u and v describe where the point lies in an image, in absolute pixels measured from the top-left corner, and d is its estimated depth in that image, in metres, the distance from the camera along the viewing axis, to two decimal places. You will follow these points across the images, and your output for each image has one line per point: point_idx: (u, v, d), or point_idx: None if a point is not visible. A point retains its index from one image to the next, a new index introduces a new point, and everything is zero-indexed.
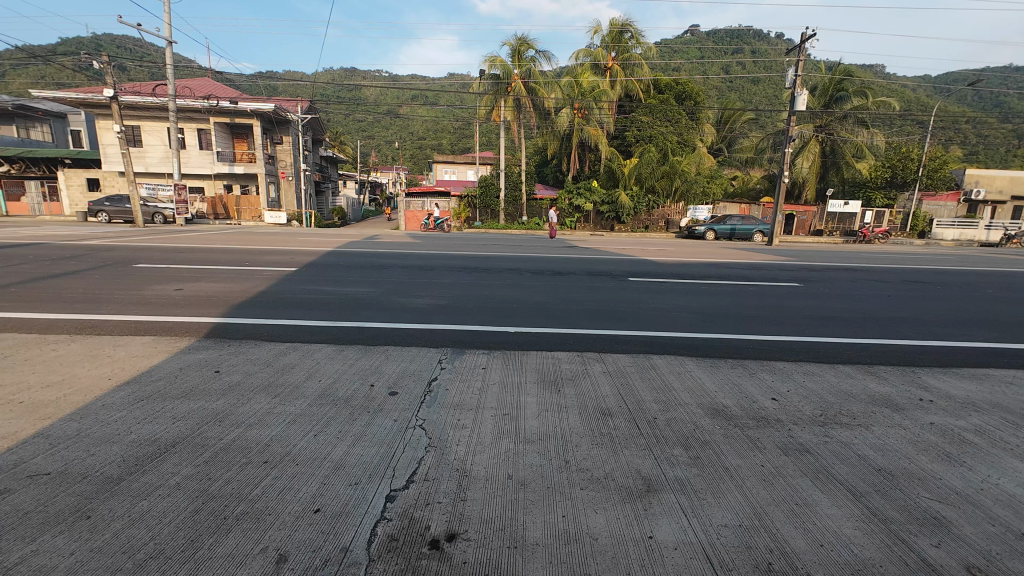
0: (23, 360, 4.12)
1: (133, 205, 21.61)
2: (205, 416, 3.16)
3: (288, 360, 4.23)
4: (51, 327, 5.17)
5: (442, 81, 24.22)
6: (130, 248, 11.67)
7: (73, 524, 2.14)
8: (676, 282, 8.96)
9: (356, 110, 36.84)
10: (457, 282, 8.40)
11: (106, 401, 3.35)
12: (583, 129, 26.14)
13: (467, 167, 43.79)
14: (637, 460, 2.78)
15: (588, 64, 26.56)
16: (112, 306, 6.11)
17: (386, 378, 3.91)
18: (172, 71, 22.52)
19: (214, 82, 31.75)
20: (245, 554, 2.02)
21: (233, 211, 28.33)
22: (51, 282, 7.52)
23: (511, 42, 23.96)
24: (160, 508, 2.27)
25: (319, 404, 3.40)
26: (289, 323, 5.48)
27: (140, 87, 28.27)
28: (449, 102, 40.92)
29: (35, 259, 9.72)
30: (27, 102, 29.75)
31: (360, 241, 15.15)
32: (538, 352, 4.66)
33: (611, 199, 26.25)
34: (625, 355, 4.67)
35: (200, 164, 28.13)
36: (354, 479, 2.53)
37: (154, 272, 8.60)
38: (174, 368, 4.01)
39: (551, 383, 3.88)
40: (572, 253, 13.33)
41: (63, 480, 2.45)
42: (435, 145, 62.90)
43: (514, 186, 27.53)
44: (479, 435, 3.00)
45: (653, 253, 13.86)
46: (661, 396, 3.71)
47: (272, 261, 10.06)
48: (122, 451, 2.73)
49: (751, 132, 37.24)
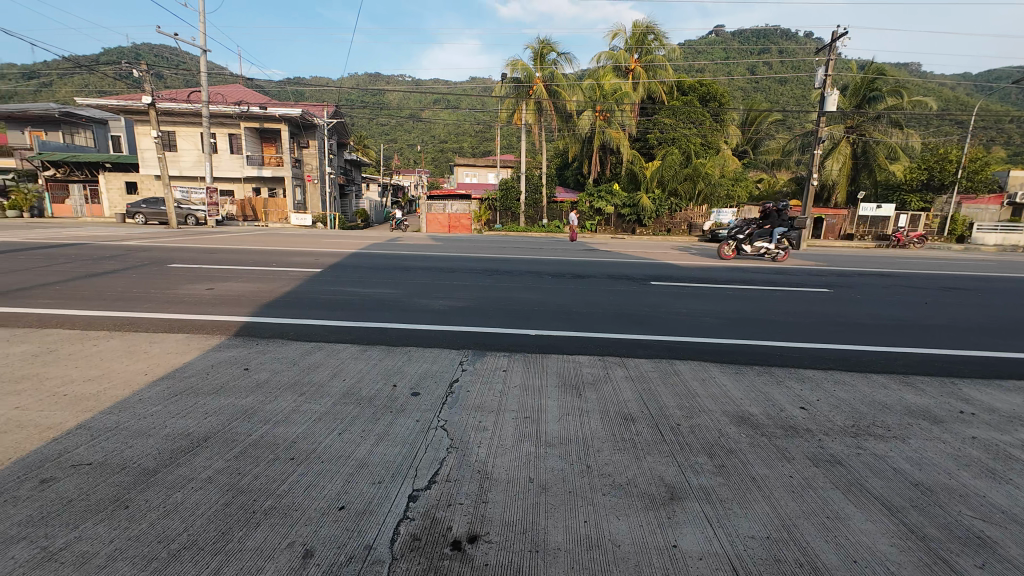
0: (67, 355, 4.33)
1: (168, 207, 22.56)
2: (335, 415, 3.26)
3: (313, 360, 4.32)
4: (92, 324, 5.41)
5: (463, 84, 23.93)
6: (165, 248, 12.14)
7: (51, 512, 2.22)
8: (699, 286, 8.81)
9: (380, 113, 37.61)
10: (478, 284, 8.47)
11: (144, 395, 3.50)
12: (605, 131, 25.93)
13: (488, 170, 44.24)
14: (659, 466, 2.74)
15: (610, 67, 26.42)
16: (151, 304, 6.39)
17: (408, 378, 3.96)
18: (206, 78, 23.30)
19: (245, 88, 32.76)
20: (273, 547, 2.07)
21: (261, 213, 29.17)
22: (93, 281, 7.87)
23: (533, 45, 24.04)
24: (193, 501, 2.35)
25: (414, 402, 3.51)
26: (353, 323, 5.63)
27: (173, 94, 29.47)
28: (471, 105, 41.38)
29: (78, 259, 10.22)
30: (73, 110, 31.37)
31: (385, 243, 15.32)
32: (559, 355, 4.66)
33: (632, 202, 26.04)
34: (647, 359, 4.62)
35: (231, 168, 28.88)
36: (480, 472, 2.64)
37: (190, 271, 8.92)
38: (206, 366, 4.13)
39: (572, 386, 3.87)
40: (589, 256, 13.26)
41: (104, 470, 2.56)
42: (456, 149, 63.75)
43: (535, 189, 27.40)
44: (500, 437, 3.02)
45: (677, 256, 13.66)
46: (685, 402, 3.64)
47: (296, 262, 10.32)
48: (158, 444, 2.83)
49: (778, 134, 36.37)
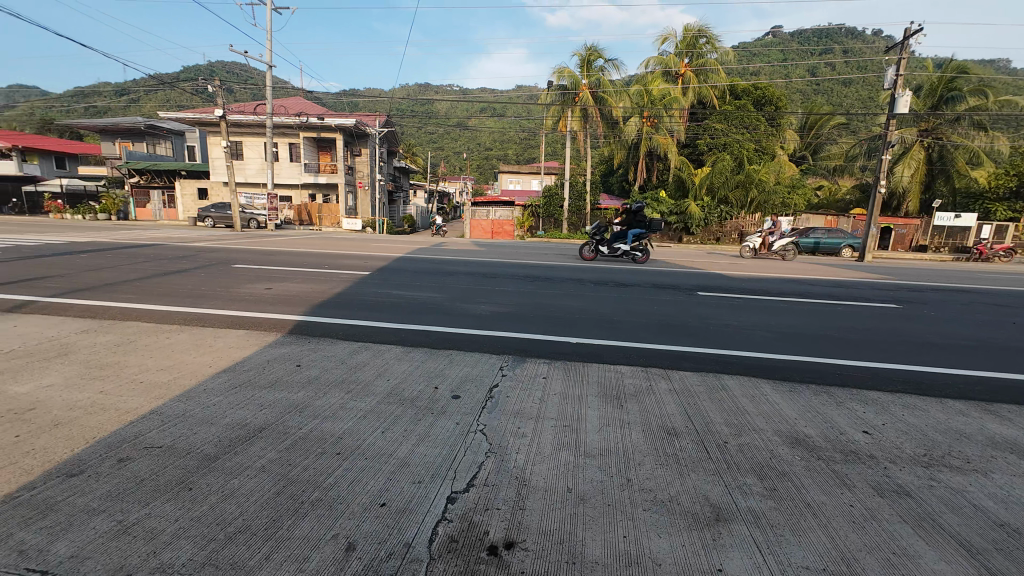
0: (144, 345, 4.75)
1: (234, 212, 24.23)
2: (375, 413, 3.37)
3: (359, 359, 4.49)
4: (167, 318, 5.91)
5: (509, 92, 24.19)
6: (230, 250, 13.03)
7: (129, 489, 2.44)
8: (750, 298, 8.39)
9: (428, 122, 38.77)
10: (519, 290, 8.50)
11: (209, 385, 3.78)
12: (652, 137, 25.37)
13: (532, 177, 44.45)
14: (705, 485, 2.62)
15: (658, 72, 26.05)
16: (218, 301, 6.89)
17: (449, 381, 4.02)
18: (271, 92, 24.97)
19: (305, 100, 34.78)
20: (318, 539, 2.16)
21: (315, 218, 30.91)
22: (167, 279, 8.59)
23: (579, 52, 24.05)
24: (248, 487, 2.50)
25: (454, 404, 3.57)
26: (395, 325, 5.81)
27: (243, 107, 31.76)
28: (517, 113, 41.78)
29: (156, 258, 11.20)
30: (156, 122, 34.44)
31: (431, 248, 15.74)
32: (601, 364, 4.58)
33: (679, 210, 25.29)
34: (693, 373, 4.45)
35: (291, 175, 30.88)
36: (518, 479, 2.63)
37: (251, 272, 9.54)
38: (263, 361, 4.40)
39: (613, 398, 3.78)
40: (633, 264, 13.00)
41: (172, 453, 2.78)
42: (501, 156, 64.52)
43: (578, 197, 27.24)
44: (539, 445, 3.00)
45: (726, 266, 13.10)
46: (734, 419, 3.47)
47: (346, 264, 10.79)
48: (219, 432, 3.04)
49: (842, 138, 34.20)
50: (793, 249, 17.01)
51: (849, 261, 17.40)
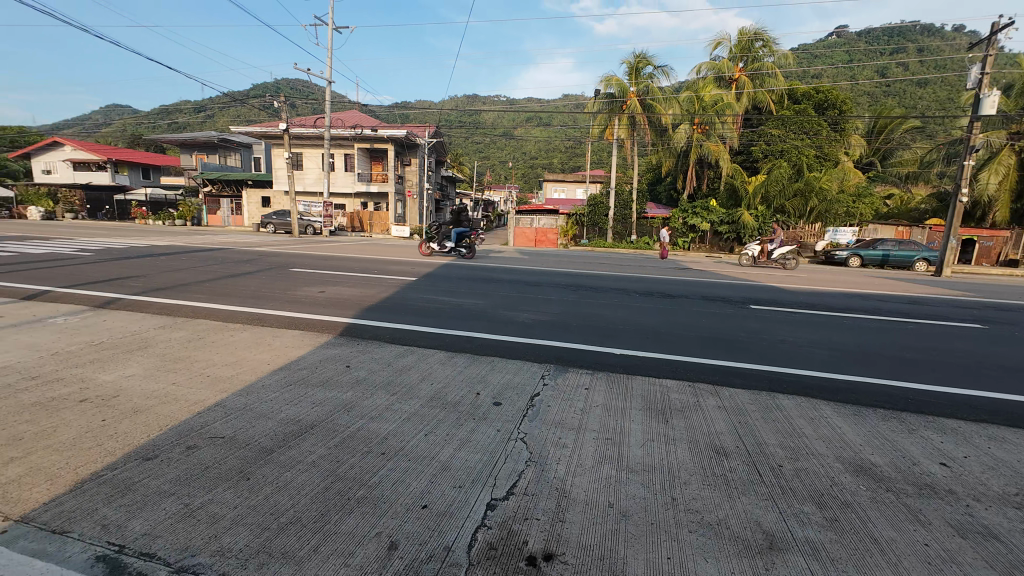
0: (211, 342, 5.13)
1: (293, 218, 25.75)
2: (420, 416, 3.45)
3: (405, 362, 4.62)
4: (232, 317, 6.36)
5: (556, 102, 24.33)
6: (288, 254, 13.89)
7: (194, 475, 2.62)
8: (808, 313, 7.89)
9: (475, 132, 39.68)
10: (561, 298, 8.46)
11: (267, 381, 4.02)
12: (702, 145, 24.66)
13: (577, 185, 44.27)
14: (756, 510, 2.48)
15: (711, 77, 25.25)
16: (276, 303, 7.34)
17: (490, 388, 4.04)
18: (330, 106, 26.39)
19: (360, 113, 36.55)
20: (362, 535, 2.23)
21: (366, 225, 32.16)
22: (232, 281, 9.25)
23: (628, 60, 23.77)
24: (300, 481, 2.62)
25: (495, 411, 3.58)
26: (438, 330, 5.94)
27: (304, 121, 33.82)
28: (563, 122, 41.83)
29: (224, 261, 12.10)
30: (228, 136, 37.48)
31: (475, 255, 15.97)
32: (644, 378, 4.45)
33: (731, 219, 24.29)
34: (745, 390, 4.23)
35: (345, 184, 32.38)
36: (558, 490, 2.60)
37: (307, 275, 10.11)
38: (316, 360, 4.62)
39: (658, 412, 3.66)
40: (679, 275, 12.63)
41: (233, 444, 2.97)
42: (546, 165, 64.77)
43: (624, 205, 26.76)
44: (580, 457, 2.95)
45: (781, 279, 12.41)
46: (789, 442, 3.27)
47: (394, 270, 11.19)
48: (275, 427, 3.22)
49: (916, 143, 31.63)
50: (794, 259, 17.03)
51: (922, 276, 16.01)
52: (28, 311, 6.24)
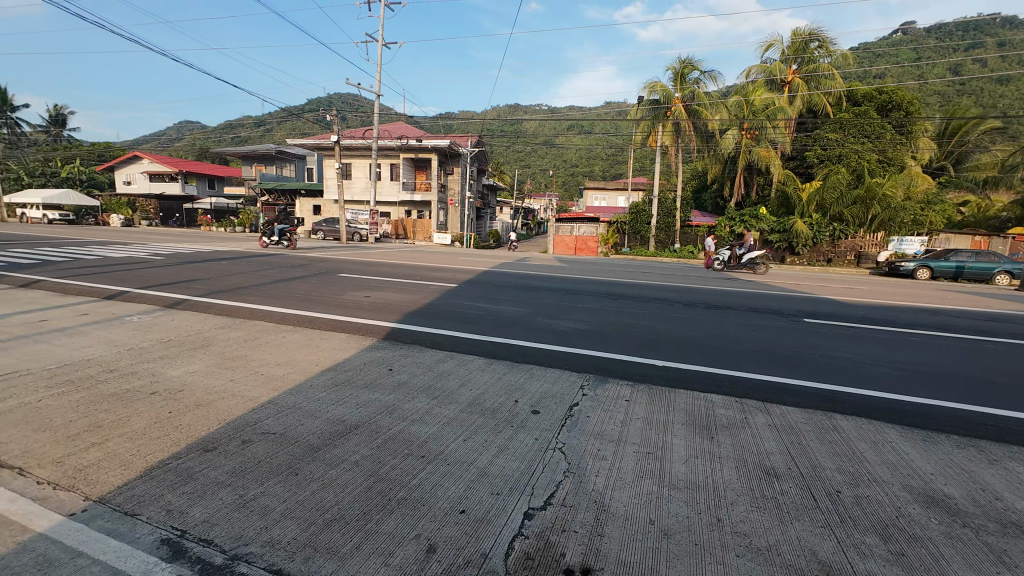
0: (265, 342, 5.43)
1: (341, 226, 26.94)
2: (460, 422, 3.48)
3: (445, 367, 4.71)
4: (285, 319, 6.72)
5: (599, 110, 24.25)
6: (337, 260, 14.53)
7: (247, 467, 2.78)
8: (869, 328, 7.36)
9: (517, 141, 39.98)
10: (601, 307, 8.34)
11: (315, 381, 4.20)
12: (751, 150, 23.78)
13: (618, 193, 43.67)
14: (812, 538, 2.32)
15: (762, 81, 24.37)
16: (326, 306, 7.68)
17: (529, 396, 4.02)
18: (378, 118, 27.42)
19: (406, 124, 37.77)
20: (402, 536, 2.27)
21: (410, 233, 33.04)
22: (285, 285, 9.77)
23: (673, 66, 23.26)
24: (343, 479, 2.71)
25: (533, 419, 3.57)
26: (478, 337, 5.99)
27: (354, 132, 35.33)
28: (605, 129, 41.39)
29: (278, 266, 12.81)
30: (284, 148, 39.82)
31: (515, 262, 16.04)
32: (687, 391, 4.29)
33: (782, 227, 23.08)
34: (799, 409, 3.99)
35: (390, 194, 33.44)
36: (597, 503, 2.55)
37: (354, 280, 10.53)
38: (361, 363, 4.79)
39: (703, 428, 3.52)
40: (726, 285, 12.16)
41: (283, 440, 3.12)
42: (587, 172, 64.30)
43: (667, 213, 26.01)
44: (620, 470, 2.89)
45: (839, 291, 11.66)
46: (848, 466, 3.05)
47: (435, 276, 11.43)
48: (322, 425, 3.35)
49: (997, 144, 28.89)
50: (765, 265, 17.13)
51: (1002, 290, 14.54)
52: (108, 310, 6.85)
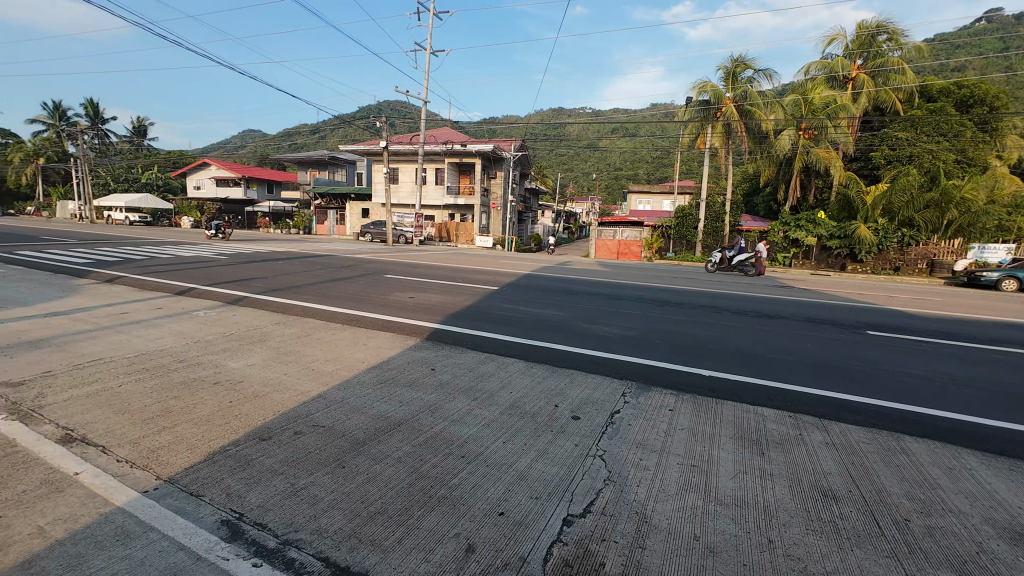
0: (316, 339, 5.71)
1: (388, 229, 27.88)
2: (500, 424, 3.50)
3: (485, 369, 4.76)
4: (334, 317, 7.02)
5: (644, 112, 23.78)
6: (383, 261, 15.04)
7: (297, 457, 2.92)
8: (942, 343, 6.73)
9: (560, 144, 39.85)
10: (644, 313, 8.14)
11: (361, 378, 4.36)
12: (809, 151, 22.51)
13: (664, 197, 42.53)
14: (876, 569, 2.14)
15: (822, 78, 23.08)
16: (372, 306, 7.97)
17: (569, 402, 3.98)
18: (424, 124, 28.13)
19: (452, 130, 38.55)
20: (442, 534, 2.31)
21: (454, 236, 33.81)
22: (335, 284, 10.22)
23: (724, 65, 22.47)
24: (386, 474, 2.79)
25: (574, 425, 3.53)
26: (517, 340, 6.00)
27: (401, 138, 36.44)
28: (650, 131, 40.42)
29: (329, 266, 13.42)
30: (336, 154, 41.72)
31: (556, 266, 15.98)
32: (736, 404, 4.10)
33: (843, 233, 21.63)
34: (860, 427, 3.72)
35: (435, 198, 34.32)
36: (638, 514, 2.48)
37: (399, 281, 10.85)
38: (404, 362, 4.92)
39: (752, 442, 3.36)
40: (780, 293, 11.54)
41: (331, 433, 3.26)
42: (631, 175, 63.05)
43: (715, 217, 25.04)
44: (662, 481, 2.80)
45: (908, 302, 10.75)
46: (918, 493, 2.80)
47: (477, 279, 11.57)
48: (367, 421, 3.47)
49: None
50: (754, 266, 17.52)
51: None
52: (179, 304, 7.43)
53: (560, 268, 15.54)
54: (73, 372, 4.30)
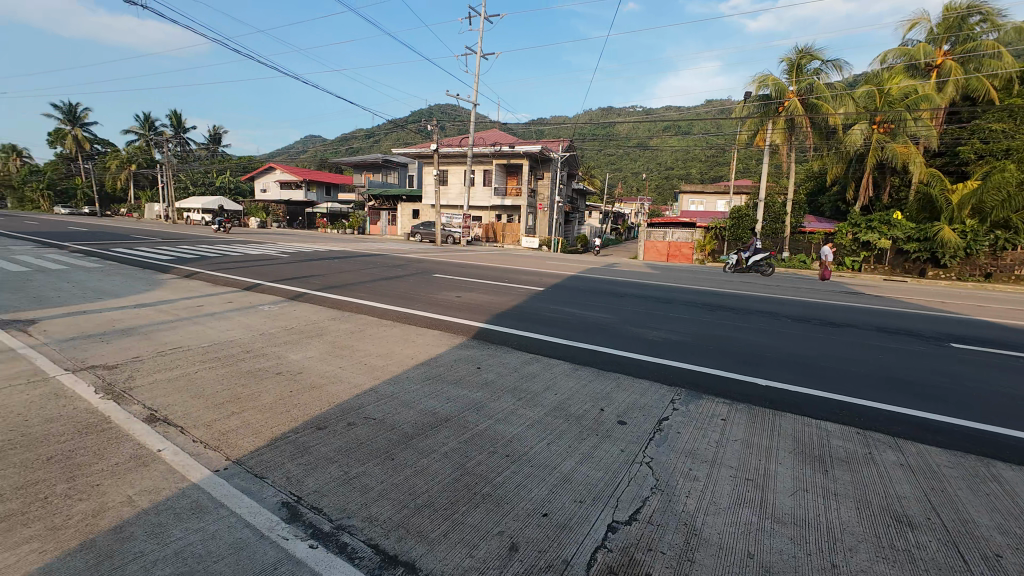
0: (368, 334, 5.96)
1: (437, 229, 28.58)
2: (545, 426, 3.49)
3: (530, 369, 4.77)
4: (385, 314, 7.29)
5: (698, 109, 22.79)
6: (432, 261, 15.44)
7: (349, 447, 3.06)
8: None
9: (609, 144, 39.16)
10: (696, 318, 7.83)
11: (410, 373, 4.51)
12: (884, 146, 20.63)
13: (718, 197, 40.66)
14: None
15: (901, 66, 21.18)
16: (422, 304, 8.21)
17: (615, 406, 3.91)
18: (473, 126, 28.57)
19: (500, 132, 38.95)
20: (486, 531, 2.34)
21: (500, 236, 34.13)
22: (387, 282, 10.63)
23: (788, 56, 21.17)
24: (432, 469, 2.86)
25: (620, 430, 3.45)
26: (562, 342, 5.96)
27: (451, 141, 37.23)
28: (705, 128, 38.81)
29: (381, 265, 13.95)
30: (389, 157, 43.31)
31: (603, 268, 15.70)
32: (795, 416, 3.86)
33: (925, 234, 19.62)
34: (940, 449, 3.39)
35: (483, 199, 34.78)
36: (687, 526, 2.40)
37: (447, 281, 11.09)
38: (451, 360, 5.02)
39: (815, 459, 3.14)
40: (847, 299, 10.73)
41: (381, 426, 3.38)
42: (683, 174, 60.89)
43: (775, 218, 23.50)
44: (713, 493, 2.68)
45: (1000, 312, 9.65)
46: (1009, 525, 2.51)
47: (523, 279, 11.59)
48: (415, 416, 3.58)
49: None
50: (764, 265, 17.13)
51: None
52: (247, 299, 8.01)
53: (607, 269, 15.28)
54: (157, 358, 4.76)
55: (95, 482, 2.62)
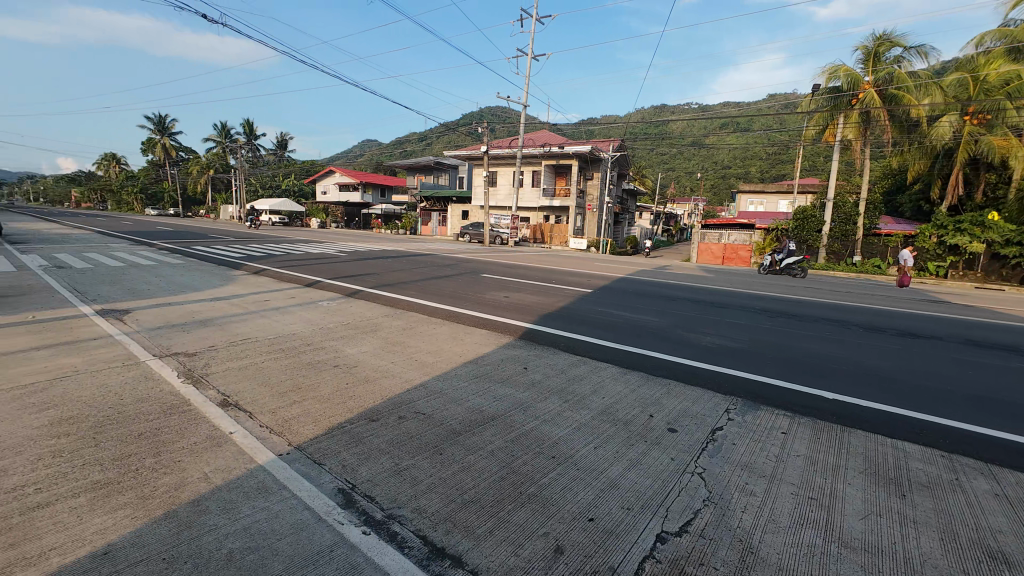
0: (418, 331, 6.13)
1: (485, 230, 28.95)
2: (592, 429, 3.44)
3: (577, 371, 4.72)
4: (435, 312, 7.49)
5: (760, 104, 21.58)
6: (480, 261, 15.68)
7: (399, 439, 3.18)
8: None
9: (661, 142, 38.00)
10: (754, 324, 7.42)
11: (458, 371, 4.60)
12: (978, 139, 18.58)
13: (780, 197, 38.29)
14: None
15: (1001, 49, 18.93)
16: (470, 303, 8.35)
17: (665, 412, 3.78)
18: (523, 128, 28.72)
19: (549, 133, 38.88)
20: (531, 532, 2.34)
21: (547, 237, 34.08)
22: (437, 282, 10.92)
23: (864, 45, 19.61)
24: (479, 466, 2.90)
25: (670, 438, 3.34)
26: (610, 345, 5.86)
27: (501, 143, 37.65)
28: (766, 125, 36.68)
29: (431, 265, 14.33)
30: (440, 160, 44.43)
31: (654, 270, 15.25)
32: (865, 433, 3.57)
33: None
34: None
35: (531, 200, 34.79)
36: (743, 542, 2.28)
37: (495, 281, 11.22)
38: (498, 359, 5.07)
39: (890, 481, 2.88)
40: (929, 308, 9.77)
41: (429, 421, 3.48)
42: (741, 174, 57.98)
43: (845, 218, 21.77)
44: (772, 510, 2.53)
45: None
46: None
47: (571, 281, 11.50)
48: (462, 412, 3.65)
49: None
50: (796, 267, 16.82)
51: None
52: (309, 295, 8.51)
53: (658, 272, 14.82)
54: (230, 347, 5.17)
55: (177, 458, 2.88)
